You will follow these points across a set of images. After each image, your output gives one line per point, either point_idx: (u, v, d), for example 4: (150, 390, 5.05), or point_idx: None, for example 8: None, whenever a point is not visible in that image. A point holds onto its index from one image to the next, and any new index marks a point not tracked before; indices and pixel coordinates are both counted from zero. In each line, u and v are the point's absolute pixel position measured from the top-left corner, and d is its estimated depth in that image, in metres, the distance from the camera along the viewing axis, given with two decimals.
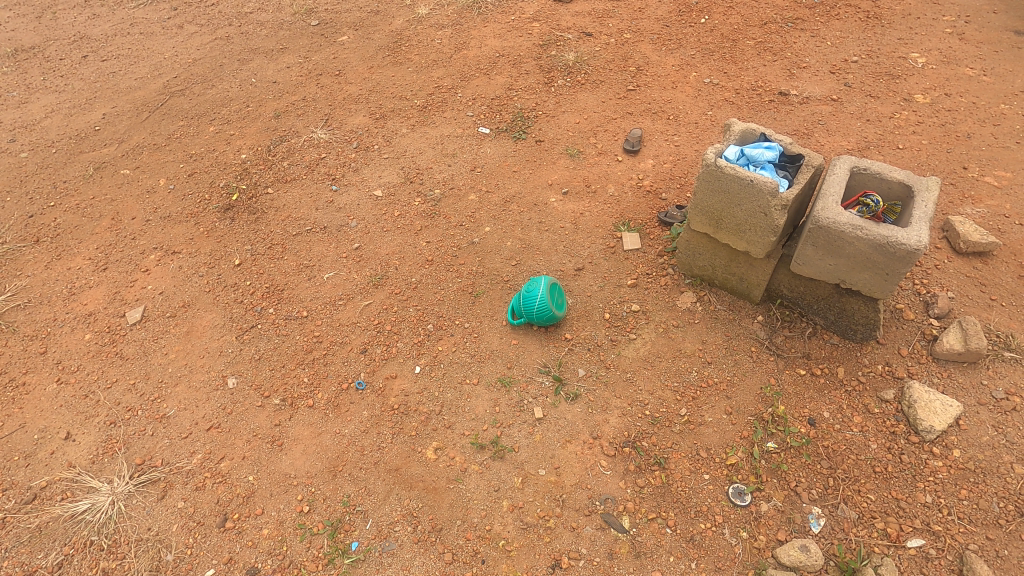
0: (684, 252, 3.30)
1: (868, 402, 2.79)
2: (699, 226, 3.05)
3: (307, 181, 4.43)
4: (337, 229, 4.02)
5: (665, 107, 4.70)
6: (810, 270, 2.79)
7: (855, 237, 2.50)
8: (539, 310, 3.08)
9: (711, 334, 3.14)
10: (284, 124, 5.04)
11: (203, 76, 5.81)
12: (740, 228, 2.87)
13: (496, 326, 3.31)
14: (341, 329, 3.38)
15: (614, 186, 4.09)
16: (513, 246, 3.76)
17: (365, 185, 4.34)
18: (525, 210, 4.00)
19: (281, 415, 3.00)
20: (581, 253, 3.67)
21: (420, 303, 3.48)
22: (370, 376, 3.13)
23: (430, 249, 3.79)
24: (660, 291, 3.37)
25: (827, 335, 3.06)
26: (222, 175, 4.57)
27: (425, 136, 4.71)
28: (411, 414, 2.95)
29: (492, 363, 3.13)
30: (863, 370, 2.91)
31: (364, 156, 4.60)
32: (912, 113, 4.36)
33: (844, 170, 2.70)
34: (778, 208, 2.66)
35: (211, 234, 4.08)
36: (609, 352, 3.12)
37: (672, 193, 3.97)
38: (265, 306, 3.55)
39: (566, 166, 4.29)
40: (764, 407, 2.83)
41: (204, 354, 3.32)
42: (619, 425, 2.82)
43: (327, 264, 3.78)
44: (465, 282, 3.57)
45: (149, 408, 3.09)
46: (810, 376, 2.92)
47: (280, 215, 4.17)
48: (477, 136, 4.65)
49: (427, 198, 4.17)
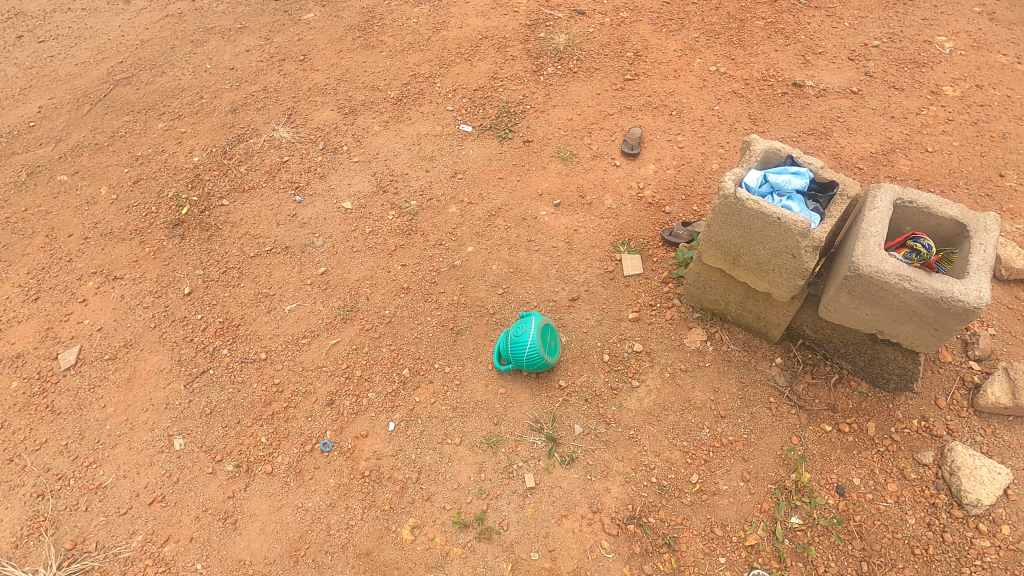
0: (693, 285, 2.90)
1: (903, 466, 2.47)
2: (712, 261, 2.64)
3: (267, 189, 3.94)
4: (300, 249, 3.56)
5: (668, 100, 4.21)
6: (843, 317, 2.40)
7: (901, 289, 2.11)
8: (530, 358, 2.71)
9: (724, 380, 2.78)
10: (242, 120, 4.49)
11: (152, 60, 5.19)
12: (761, 267, 2.46)
13: (481, 371, 2.92)
14: (305, 375, 2.97)
15: (612, 196, 3.64)
16: (500, 270, 3.33)
17: (332, 195, 3.86)
18: (513, 225, 3.55)
19: (235, 485, 2.63)
20: (576, 279, 3.25)
21: (394, 341, 3.06)
22: (337, 436, 2.74)
23: (406, 275, 3.36)
24: (667, 327, 2.99)
25: (855, 382, 2.71)
26: (171, 183, 4.04)
27: (399, 135, 4.21)
28: (384, 483, 2.59)
29: (476, 419, 2.75)
30: (896, 426, 2.58)
31: (332, 160, 4.09)
32: (941, 108, 3.91)
33: (887, 204, 2.27)
34: (808, 249, 2.25)
35: (157, 256, 3.59)
36: (609, 404, 2.76)
37: (677, 205, 3.53)
38: (217, 346, 3.12)
39: (558, 172, 3.82)
40: (786, 473, 2.49)
41: (147, 408, 2.91)
42: (622, 496, 2.49)
43: (288, 293, 3.34)
44: (445, 315, 3.15)
45: (84, 477, 2.70)
46: (836, 433, 2.59)
47: (236, 231, 3.69)
48: (457, 135, 4.15)
49: (403, 211, 3.70)
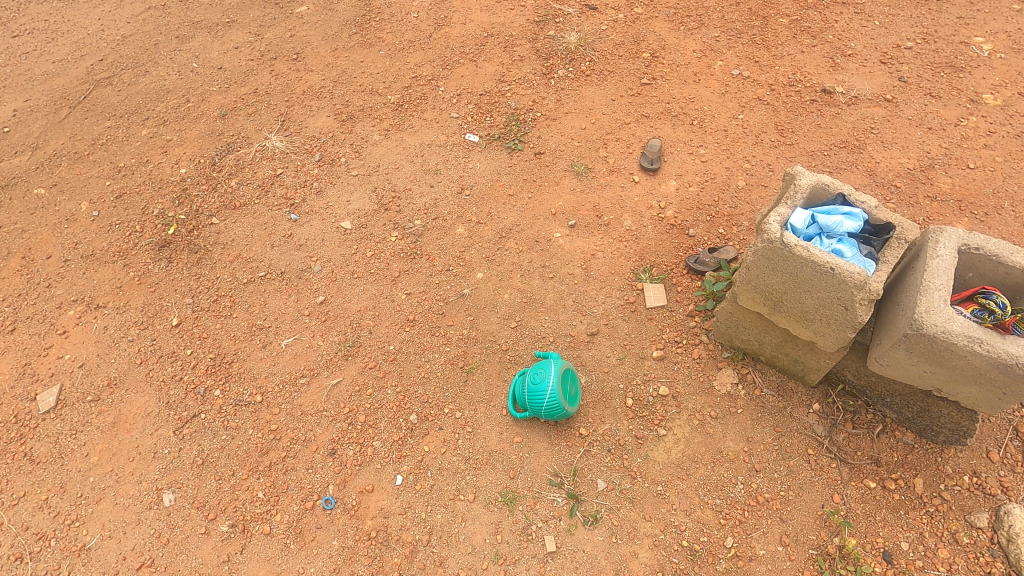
0: (724, 323, 2.67)
1: (955, 529, 2.28)
2: (750, 303, 2.41)
3: (260, 206, 3.67)
4: (297, 275, 3.32)
5: (688, 108, 3.94)
6: (896, 372, 2.19)
7: (970, 352, 1.90)
8: (549, 409, 2.49)
9: (758, 429, 2.58)
10: (232, 126, 4.20)
11: (134, 58, 4.86)
12: (806, 315, 2.24)
13: (494, 417, 2.70)
14: (304, 420, 2.76)
15: (630, 216, 3.40)
16: (512, 300, 3.11)
17: (330, 213, 3.60)
18: (525, 249, 3.32)
19: (231, 547, 2.43)
20: (595, 310, 3.03)
21: (401, 382, 2.85)
22: (340, 491, 2.54)
23: (412, 305, 3.13)
24: (694, 367, 2.77)
25: (900, 432, 2.50)
26: (157, 198, 3.77)
27: (400, 145, 3.94)
28: (392, 546, 2.39)
29: (491, 472, 2.55)
30: (946, 483, 2.38)
31: (329, 173, 3.82)
32: (982, 118, 3.66)
33: (952, 251, 2.05)
34: (864, 301, 2.03)
35: (143, 281, 3.35)
36: (634, 455, 2.55)
37: (701, 228, 3.30)
38: (209, 386, 2.90)
39: (572, 188, 3.57)
40: (829, 537, 2.30)
41: (134, 457, 2.69)
42: (651, 562, 2.30)
43: (284, 325, 3.11)
44: (455, 352, 2.93)
45: (66, 537, 2.49)
46: (881, 490, 2.40)
47: (227, 254, 3.45)
48: (463, 146, 3.88)
49: (407, 232, 3.46)
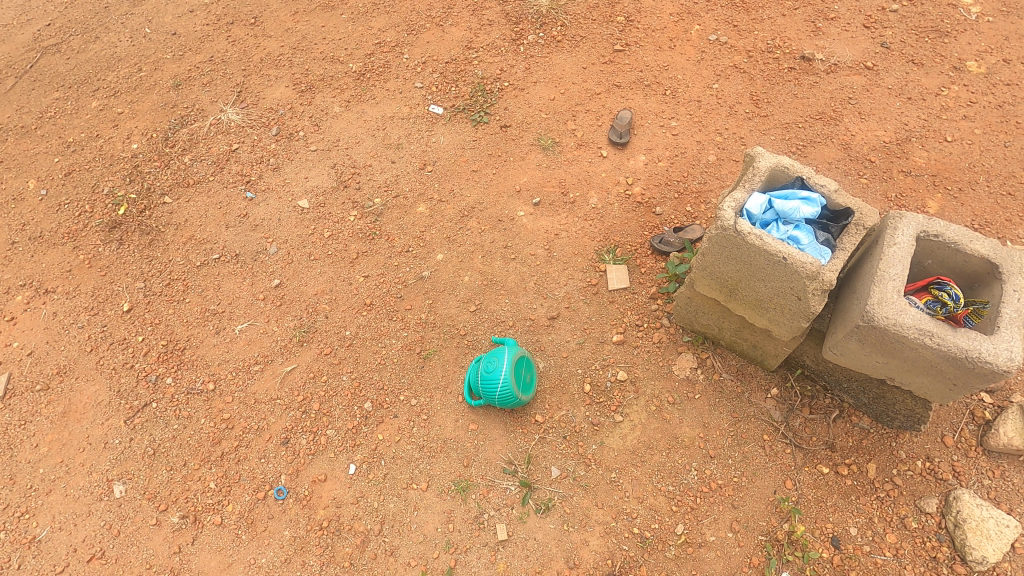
0: (684, 308, 2.61)
1: (905, 514, 2.28)
2: (706, 289, 2.35)
3: (214, 184, 3.54)
4: (252, 257, 3.22)
5: (661, 76, 3.78)
6: (850, 361, 2.14)
7: (920, 344, 1.85)
8: (501, 398, 2.45)
9: (715, 414, 2.55)
10: (186, 98, 4.01)
11: (84, 23, 4.60)
12: (761, 303, 2.17)
13: (450, 404, 2.66)
14: (257, 408, 2.71)
15: (597, 193, 3.29)
16: (472, 283, 3.03)
17: (287, 190, 3.48)
18: (487, 228, 3.22)
19: (182, 538, 2.42)
20: (556, 293, 2.96)
21: (356, 368, 2.79)
22: (292, 481, 2.52)
23: (369, 289, 3.04)
24: (654, 351, 2.73)
25: (856, 417, 2.48)
26: (107, 175, 3.62)
27: (361, 118, 3.77)
28: (344, 536, 2.38)
29: (445, 461, 2.52)
30: (898, 468, 2.38)
31: (287, 148, 3.67)
32: (964, 87, 3.52)
33: (910, 238, 1.97)
34: (816, 292, 1.97)
35: (93, 264, 3.24)
36: (589, 442, 2.53)
37: (668, 206, 3.20)
38: (161, 373, 2.84)
39: (538, 163, 3.45)
40: (779, 523, 2.30)
41: (84, 448, 2.65)
42: (601, 549, 2.30)
43: (239, 310, 3.03)
44: (412, 337, 2.87)
45: (16, 530, 2.48)
46: (834, 476, 2.39)
47: (180, 235, 3.34)
48: (426, 119, 3.72)
49: (366, 211, 3.34)
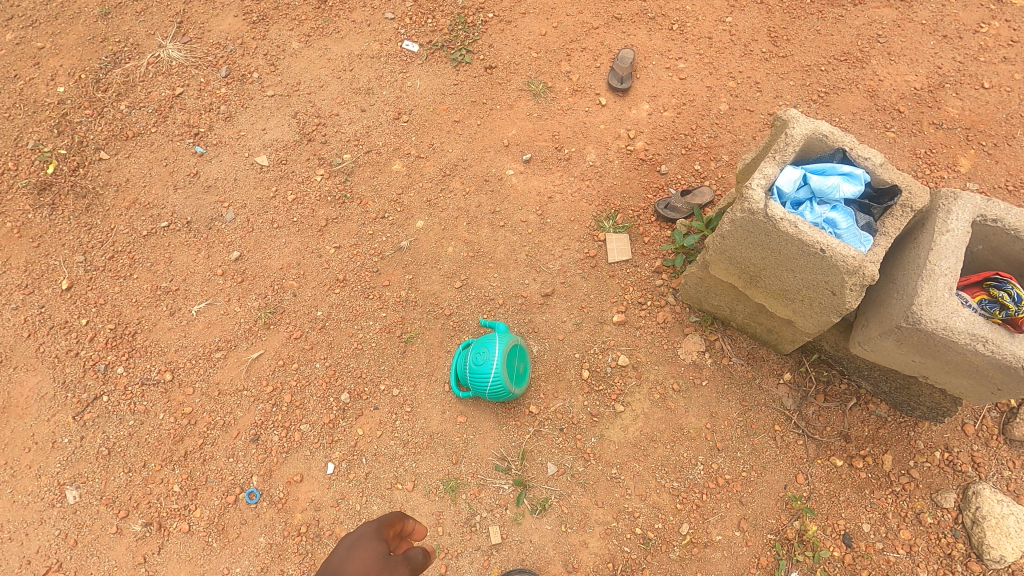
0: (694, 287, 2.35)
1: (920, 509, 2.17)
2: (722, 273, 2.08)
3: (158, 136, 3.09)
4: (206, 225, 2.84)
5: (668, 7, 3.30)
6: (880, 357, 1.93)
7: (970, 350, 1.62)
8: (492, 392, 2.23)
9: (723, 403, 2.36)
10: (117, 28, 3.39)
11: None
12: (786, 293, 1.92)
13: (436, 394, 2.43)
14: (222, 401, 2.45)
15: (595, 148, 2.92)
16: (457, 254, 2.71)
17: (243, 145, 3.04)
18: (472, 190, 2.86)
19: (147, 547, 2.23)
20: (551, 266, 2.66)
21: (330, 354, 2.52)
22: (265, 482, 2.31)
23: (342, 262, 2.72)
24: (658, 333, 2.49)
25: (873, 405, 2.31)
26: (30, 126, 3.08)
27: (324, 57, 3.27)
28: (325, 541, 2.22)
29: (432, 457, 2.33)
30: (916, 459, 2.23)
31: (240, 93, 3.19)
32: (1006, 23, 3.12)
33: (965, 224, 1.70)
34: (855, 287, 1.71)
35: (22, 234, 2.83)
36: (588, 435, 2.34)
37: (674, 164, 2.86)
38: (111, 362, 2.54)
39: (529, 113, 3.04)
40: (789, 520, 2.17)
41: (30, 448, 2.39)
42: (601, 551, 2.17)
43: (195, 288, 2.69)
44: (391, 318, 2.59)
45: None
46: (848, 469, 2.24)
47: (122, 198, 2.92)
48: (400, 58, 3.24)
49: (334, 169, 2.94)
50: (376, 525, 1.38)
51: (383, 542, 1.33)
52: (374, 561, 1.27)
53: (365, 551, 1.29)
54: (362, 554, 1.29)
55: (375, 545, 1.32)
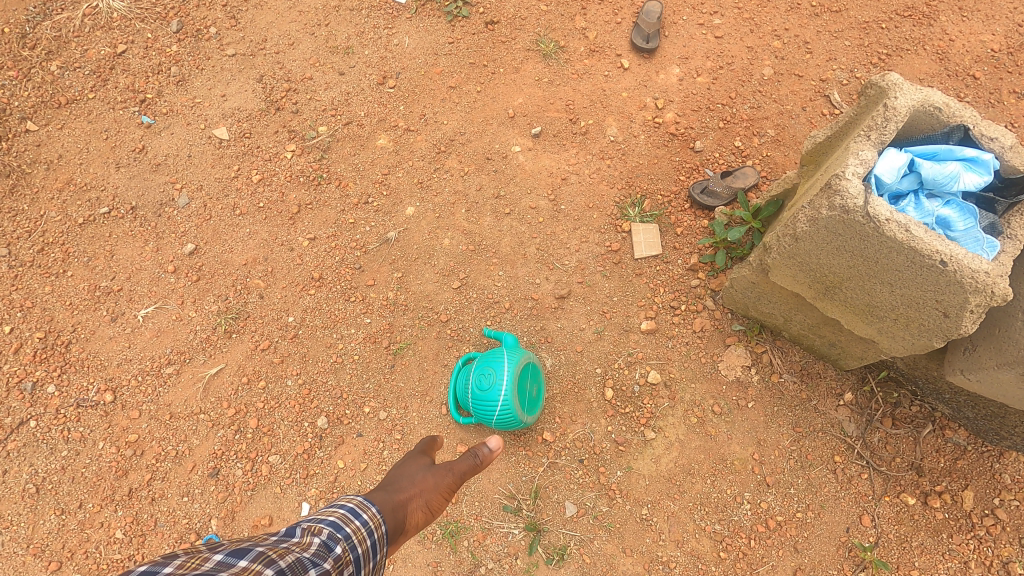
0: (742, 292, 1.94)
1: (1007, 557, 1.83)
2: (786, 280, 1.67)
3: (96, 103, 2.59)
4: (155, 211, 2.39)
5: None
6: (987, 389, 1.55)
7: None
8: (500, 422, 1.83)
9: (773, 429, 1.99)
10: None
11: None
12: (873, 309, 1.51)
13: (431, 418, 2.04)
14: (174, 427, 2.05)
15: (616, 121, 2.48)
16: (453, 247, 2.29)
17: (199, 114, 2.56)
18: (472, 169, 2.42)
19: None
20: (566, 262, 2.24)
21: (304, 369, 2.11)
22: (227, 526, 1.94)
23: (317, 257, 2.28)
24: (695, 344, 2.10)
25: (951, 431, 1.94)
26: None
27: (294, 9, 2.77)
28: None
29: None
30: (1002, 497, 1.88)
31: (195, 52, 2.69)
32: None
33: None
34: (977, 309, 1.31)
35: None
36: (613, 468, 1.97)
37: (709, 139, 2.42)
38: (40, 379, 2.12)
39: (538, 78, 2.58)
40: (852, 572, 1.83)
41: None
42: None
43: (142, 288, 2.26)
44: (377, 325, 2.17)
45: None
46: (921, 509, 1.89)
47: (54, 178, 2.45)
48: (385, 10, 2.74)
49: (307, 144, 2.48)
50: (418, 448, 1.52)
51: (425, 457, 1.48)
52: (419, 471, 1.42)
53: (410, 467, 1.45)
54: (408, 470, 1.44)
55: (418, 460, 1.47)
